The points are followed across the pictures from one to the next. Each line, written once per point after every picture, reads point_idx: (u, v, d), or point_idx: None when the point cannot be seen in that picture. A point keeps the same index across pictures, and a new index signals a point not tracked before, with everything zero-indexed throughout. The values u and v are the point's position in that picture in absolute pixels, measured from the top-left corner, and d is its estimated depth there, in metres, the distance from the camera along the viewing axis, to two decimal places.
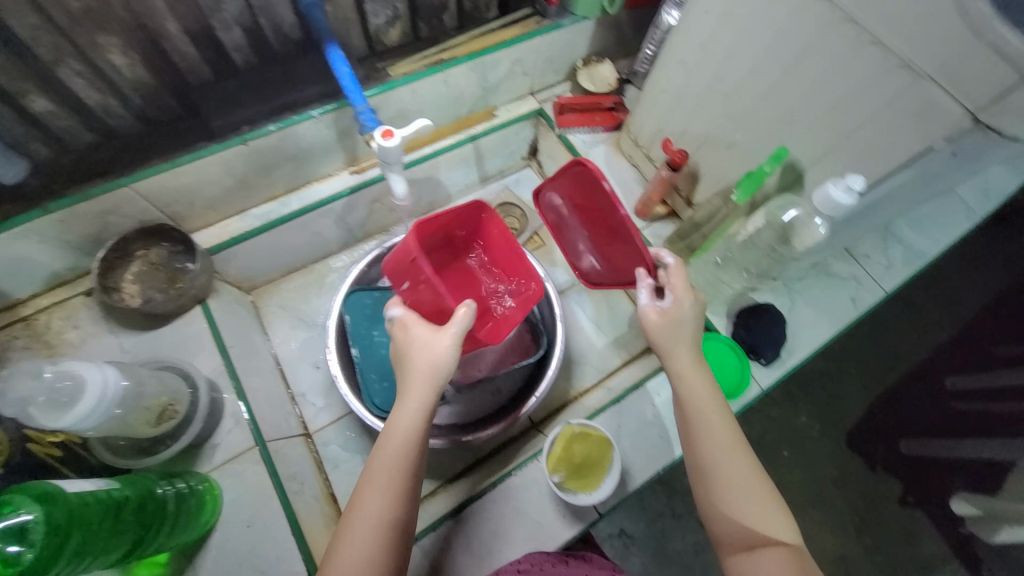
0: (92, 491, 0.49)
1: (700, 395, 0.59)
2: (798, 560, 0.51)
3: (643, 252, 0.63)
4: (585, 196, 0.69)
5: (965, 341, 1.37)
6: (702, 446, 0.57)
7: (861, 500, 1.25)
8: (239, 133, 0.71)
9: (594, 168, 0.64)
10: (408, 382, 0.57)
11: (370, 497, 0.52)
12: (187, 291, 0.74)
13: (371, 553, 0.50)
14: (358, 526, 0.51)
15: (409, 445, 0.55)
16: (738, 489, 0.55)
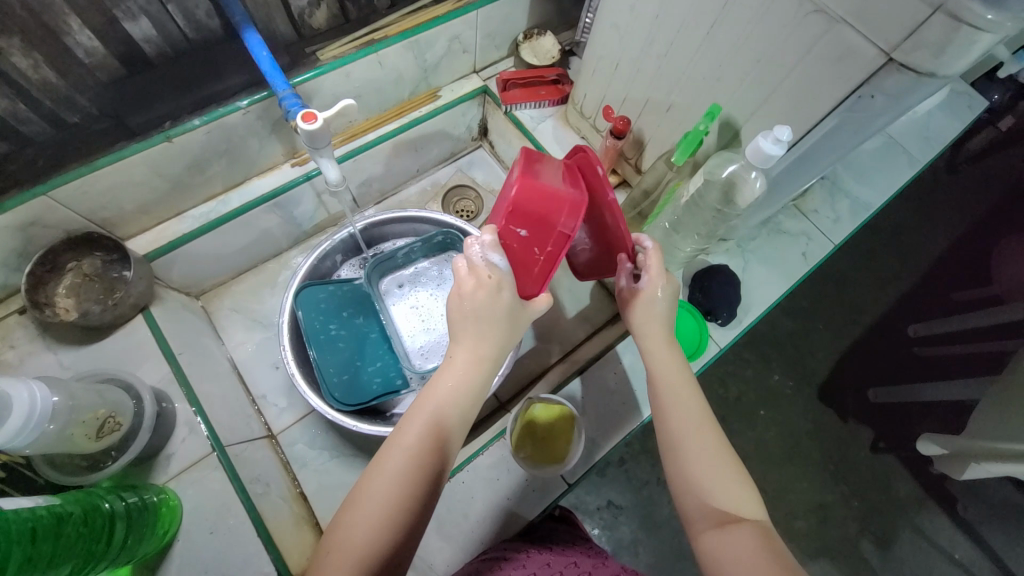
0: (30, 509, 0.47)
1: (670, 371, 0.59)
2: (766, 536, 0.50)
3: (623, 237, 0.61)
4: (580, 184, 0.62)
5: (921, 287, 1.42)
6: (672, 419, 0.57)
7: (835, 448, 1.30)
8: (161, 130, 0.68)
9: (594, 157, 0.56)
10: (463, 330, 0.54)
11: (409, 442, 0.49)
12: (125, 300, 0.71)
13: (395, 496, 0.47)
14: (387, 470, 0.48)
15: (459, 397, 0.53)
16: (708, 462, 0.54)
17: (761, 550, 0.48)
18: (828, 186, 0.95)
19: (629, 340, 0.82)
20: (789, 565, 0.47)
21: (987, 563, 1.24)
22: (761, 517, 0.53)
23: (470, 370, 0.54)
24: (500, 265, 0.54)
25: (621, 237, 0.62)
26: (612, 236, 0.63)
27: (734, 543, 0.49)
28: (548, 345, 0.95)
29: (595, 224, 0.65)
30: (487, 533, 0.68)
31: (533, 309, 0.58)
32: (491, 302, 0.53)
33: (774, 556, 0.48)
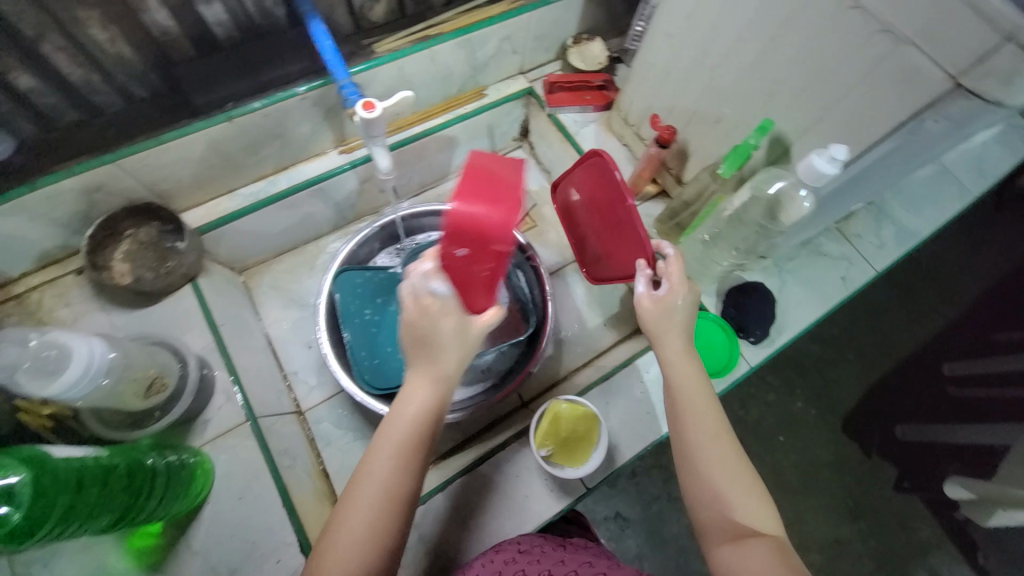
0: (80, 458, 0.50)
1: (688, 380, 0.58)
2: (783, 551, 0.49)
3: (645, 243, 0.63)
4: (603, 191, 0.69)
5: (961, 324, 1.37)
6: (689, 430, 0.56)
7: (855, 483, 1.26)
8: (223, 110, 0.71)
9: (610, 157, 0.66)
10: (426, 356, 0.55)
11: (381, 467, 0.52)
12: (176, 269, 0.74)
13: (374, 520, 0.50)
14: (364, 497, 0.51)
15: (424, 420, 0.54)
16: (724, 475, 0.53)
17: (778, 566, 0.48)
18: (875, 212, 0.93)
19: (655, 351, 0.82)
20: None
21: None
22: (779, 532, 0.52)
23: (432, 391, 0.55)
24: (443, 292, 0.53)
25: (636, 242, 0.65)
26: (627, 242, 0.68)
27: (749, 558, 0.49)
28: (574, 348, 0.95)
29: (613, 229, 0.70)
30: (500, 528, 0.69)
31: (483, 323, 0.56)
32: (450, 332, 0.54)
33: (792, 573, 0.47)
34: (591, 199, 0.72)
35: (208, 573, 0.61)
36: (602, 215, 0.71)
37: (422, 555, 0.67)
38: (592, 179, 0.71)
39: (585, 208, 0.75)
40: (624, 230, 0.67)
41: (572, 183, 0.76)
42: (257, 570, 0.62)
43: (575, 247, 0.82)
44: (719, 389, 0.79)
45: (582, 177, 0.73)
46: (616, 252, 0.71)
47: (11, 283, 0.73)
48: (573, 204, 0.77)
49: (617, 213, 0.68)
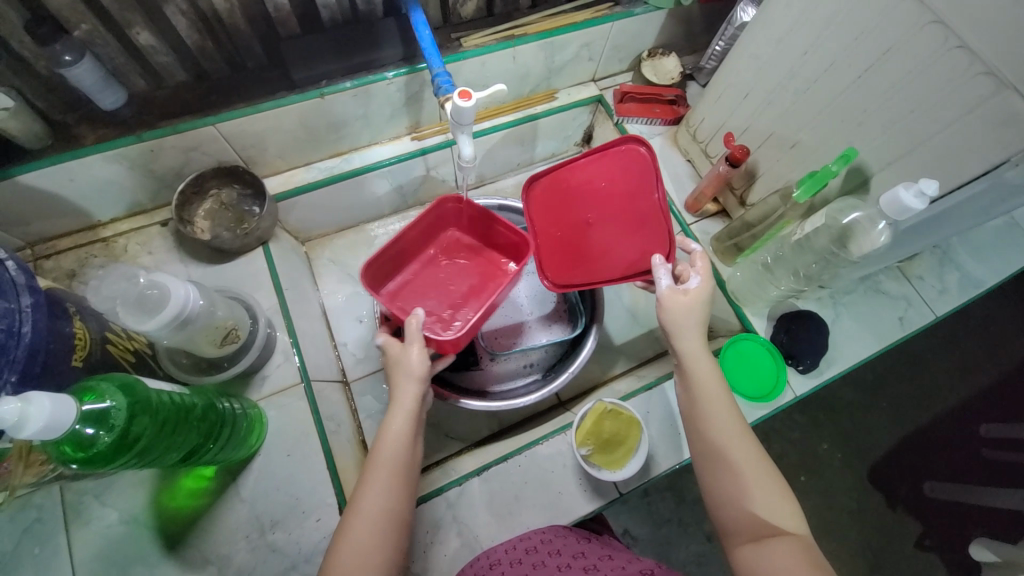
0: (169, 394, 0.53)
1: (706, 374, 0.59)
2: (805, 547, 0.48)
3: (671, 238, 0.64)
4: (619, 182, 0.69)
5: (1009, 385, 1.31)
6: (704, 424, 0.57)
7: (877, 535, 1.21)
8: (317, 86, 0.75)
9: (649, 147, 0.67)
10: (395, 390, 0.62)
11: (370, 494, 0.55)
12: (253, 232, 0.77)
13: (372, 544, 0.53)
14: (358, 523, 0.54)
15: (405, 442, 0.59)
16: (744, 471, 0.53)
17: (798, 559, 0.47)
18: (939, 255, 0.90)
19: None
20: None
21: None
22: (803, 531, 0.50)
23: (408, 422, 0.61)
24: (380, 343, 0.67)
25: (661, 236, 0.66)
26: (641, 237, 0.68)
27: (769, 554, 0.48)
28: (614, 356, 0.96)
29: (624, 225, 0.69)
30: (530, 520, 0.70)
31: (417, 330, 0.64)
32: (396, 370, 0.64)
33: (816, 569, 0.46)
34: (601, 190, 0.71)
35: (252, 521, 0.64)
36: (610, 209, 0.70)
37: (452, 536, 0.68)
38: (607, 167, 0.70)
39: (585, 200, 0.72)
40: (640, 224, 0.68)
41: (574, 171, 0.73)
42: (298, 525, 0.64)
43: (548, 244, 0.76)
44: (764, 414, 0.78)
45: (592, 164, 0.71)
46: (619, 248, 0.69)
47: (101, 226, 0.78)
48: (568, 193, 0.73)
49: (637, 206, 0.68)
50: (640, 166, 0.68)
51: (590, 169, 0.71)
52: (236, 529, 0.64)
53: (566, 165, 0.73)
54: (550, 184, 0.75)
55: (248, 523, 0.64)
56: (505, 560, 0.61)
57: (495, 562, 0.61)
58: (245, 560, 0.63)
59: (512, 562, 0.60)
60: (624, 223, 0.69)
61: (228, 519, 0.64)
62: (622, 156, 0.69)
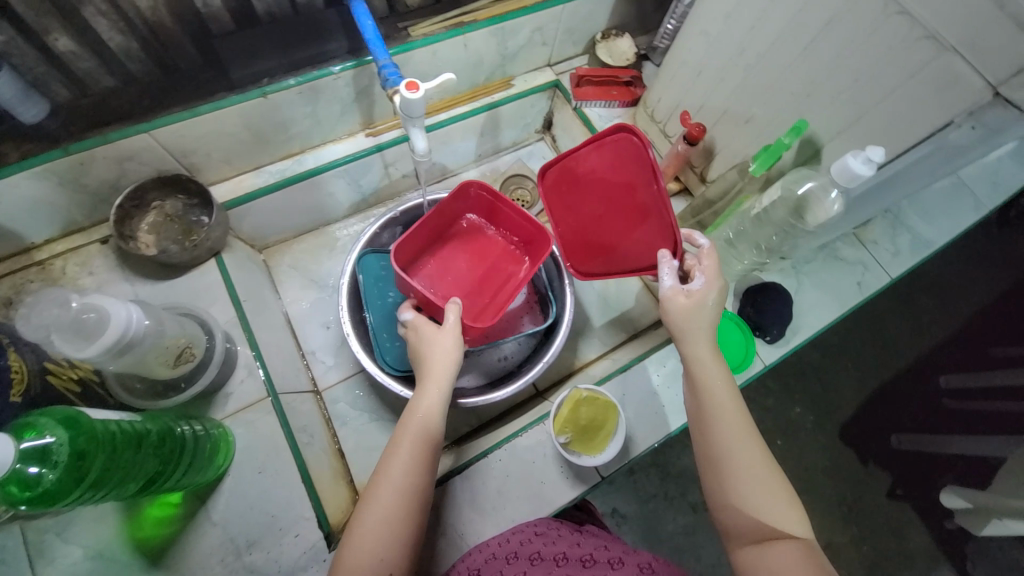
0: (117, 422, 0.50)
1: (709, 372, 0.58)
2: (814, 556, 0.47)
3: (677, 232, 0.62)
4: (622, 173, 0.67)
5: (962, 338, 1.39)
6: (713, 429, 0.55)
7: (850, 489, 1.27)
8: (259, 86, 0.72)
9: (641, 135, 0.62)
10: (429, 369, 0.62)
11: (394, 467, 0.55)
12: (203, 243, 0.73)
13: (392, 519, 0.52)
14: (380, 495, 0.53)
15: (430, 421, 0.58)
16: (750, 472, 0.52)
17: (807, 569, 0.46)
18: (891, 219, 0.93)
19: (656, 355, 0.81)
20: None
21: None
22: (807, 534, 0.50)
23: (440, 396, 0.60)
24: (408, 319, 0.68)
25: (664, 230, 0.64)
26: (647, 231, 0.67)
27: (773, 560, 0.48)
28: (589, 342, 0.96)
29: (629, 216, 0.69)
30: (515, 513, 0.70)
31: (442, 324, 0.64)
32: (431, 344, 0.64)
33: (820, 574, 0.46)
34: (607, 182, 0.69)
35: (227, 544, 0.62)
36: (617, 202, 0.69)
37: (439, 536, 0.68)
38: (609, 156, 0.67)
39: (590, 191, 0.71)
40: (645, 217, 0.67)
41: (579, 160, 0.70)
42: (277, 543, 0.62)
43: (568, 234, 0.75)
44: None
45: (594, 153, 0.68)
46: (627, 241, 0.69)
47: (34, 249, 0.73)
48: (573, 184, 0.72)
49: (639, 198, 0.67)
50: (636, 156, 0.64)
51: (591, 160, 0.69)
52: (210, 554, 0.61)
53: (570, 155, 0.70)
54: (554, 173, 0.73)
55: (223, 546, 0.62)
56: (500, 554, 0.60)
57: (489, 558, 0.60)
58: None
59: (508, 556, 0.59)
60: (628, 214, 0.69)
61: (200, 545, 0.61)
62: (619, 144, 0.65)
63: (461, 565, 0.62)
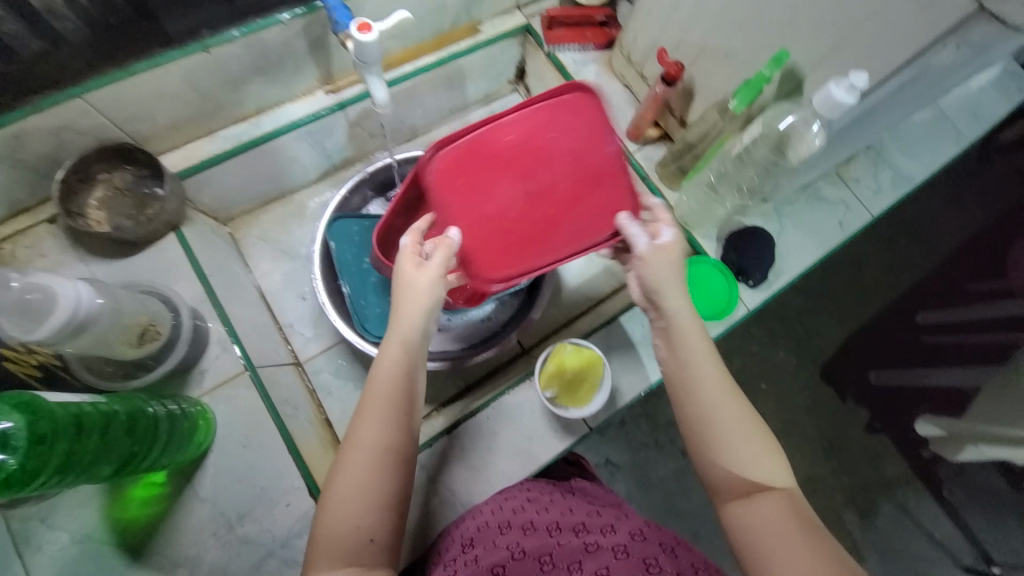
0: (77, 404, 0.48)
1: (688, 326, 0.57)
2: (794, 507, 0.49)
3: (637, 193, 0.61)
4: (559, 145, 0.62)
5: (941, 274, 1.40)
6: (694, 388, 0.54)
7: (831, 425, 1.32)
8: (199, 39, 0.65)
9: (590, 89, 0.61)
10: (393, 320, 0.59)
11: (362, 429, 0.53)
12: (159, 216, 0.70)
13: (367, 483, 0.51)
14: (352, 459, 0.52)
15: (396, 379, 0.55)
16: (733, 428, 0.52)
17: (791, 522, 0.48)
18: (873, 156, 0.91)
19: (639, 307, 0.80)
20: (818, 532, 0.47)
21: (965, 542, 1.27)
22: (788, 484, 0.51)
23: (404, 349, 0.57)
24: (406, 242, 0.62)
25: (622, 191, 0.62)
26: (586, 214, 0.62)
27: (759, 513, 0.49)
28: (572, 298, 0.95)
29: (578, 187, 0.62)
30: (507, 469, 0.70)
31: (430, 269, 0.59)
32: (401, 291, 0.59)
33: (802, 523, 0.48)
34: (535, 159, 0.62)
35: (218, 518, 0.61)
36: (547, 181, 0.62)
37: (431, 495, 0.69)
38: (543, 119, 0.62)
39: (519, 166, 0.62)
40: (586, 197, 0.62)
41: (502, 130, 0.62)
42: (268, 513, 0.62)
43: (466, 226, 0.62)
44: (717, 331, 0.80)
45: (523, 120, 0.62)
46: (556, 229, 0.62)
47: None
48: (494, 159, 0.62)
49: (589, 163, 0.62)
50: (583, 113, 0.61)
51: (517, 129, 0.61)
52: (201, 529, 0.61)
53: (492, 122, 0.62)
54: (470, 149, 0.62)
55: (213, 520, 0.61)
56: (493, 524, 0.59)
57: (482, 526, 0.60)
58: (217, 557, 0.60)
59: (501, 524, 0.59)
60: (574, 187, 0.62)
61: (190, 520, 0.61)
62: (559, 104, 0.61)
63: (453, 533, 0.62)
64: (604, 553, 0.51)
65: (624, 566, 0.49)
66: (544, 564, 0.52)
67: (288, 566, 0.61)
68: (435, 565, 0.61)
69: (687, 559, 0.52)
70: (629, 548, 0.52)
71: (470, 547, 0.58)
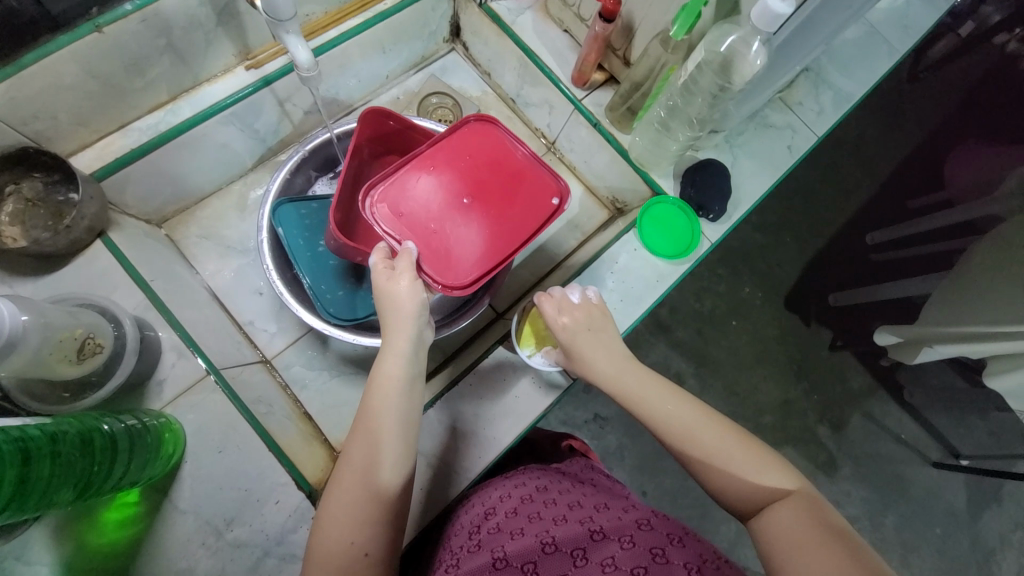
0: (21, 429, 0.44)
1: (639, 375, 0.59)
2: (817, 508, 0.46)
3: (557, 174, 0.68)
4: (470, 160, 0.68)
5: (885, 192, 1.47)
6: (664, 417, 0.55)
7: (799, 349, 1.38)
8: (89, 18, 0.59)
9: (481, 118, 0.70)
10: (388, 336, 0.61)
11: (357, 446, 0.54)
12: (78, 224, 0.63)
13: (357, 502, 0.51)
14: (345, 476, 0.52)
15: (388, 397, 0.56)
16: (724, 445, 0.51)
17: (813, 520, 0.44)
18: (813, 78, 0.92)
19: (607, 255, 0.80)
20: (846, 530, 0.44)
21: (927, 438, 1.38)
22: (805, 487, 0.48)
23: (399, 370, 0.58)
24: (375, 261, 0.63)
25: (546, 181, 0.69)
26: (522, 205, 0.68)
27: (785, 516, 0.45)
28: (538, 257, 0.95)
29: (508, 192, 0.68)
30: (498, 431, 0.71)
31: (397, 287, 0.61)
32: (387, 307, 0.62)
33: (828, 522, 0.44)
34: (455, 177, 0.67)
35: (204, 527, 0.59)
36: (477, 191, 0.68)
37: (426, 468, 0.68)
38: (453, 149, 0.68)
39: (451, 188, 0.67)
40: (515, 190, 0.68)
41: (423, 165, 0.67)
42: (257, 514, 0.60)
43: (426, 252, 0.65)
44: (684, 269, 0.81)
45: (428, 159, 0.68)
46: (506, 226, 0.67)
47: None
48: (428, 188, 0.67)
49: (509, 172, 0.69)
50: (482, 137, 0.69)
51: (433, 161, 0.67)
52: (188, 541, 0.58)
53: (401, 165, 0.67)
54: (400, 185, 0.66)
55: (200, 530, 0.59)
56: (499, 510, 0.60)
57: (489, 513, 0.60)
58: (209, 566, 0.58)
59: (508, 511, 0.59)
60: (506, 192, 0.68)
61: (174, 534, 0.58)
62: (460, 135, 0.69)
63: (460, 519, 0.63)
64: (609, 542, 0.51)
65: (630, 556, 0.49)
66: (546, 546, 0.52)
67: (287, 562, 0.60)
68: (442, 550, 0.61)
69: (695, 549, 0.50)
70: (636, 537, 0.51)
71: (476, 535, 0.58)
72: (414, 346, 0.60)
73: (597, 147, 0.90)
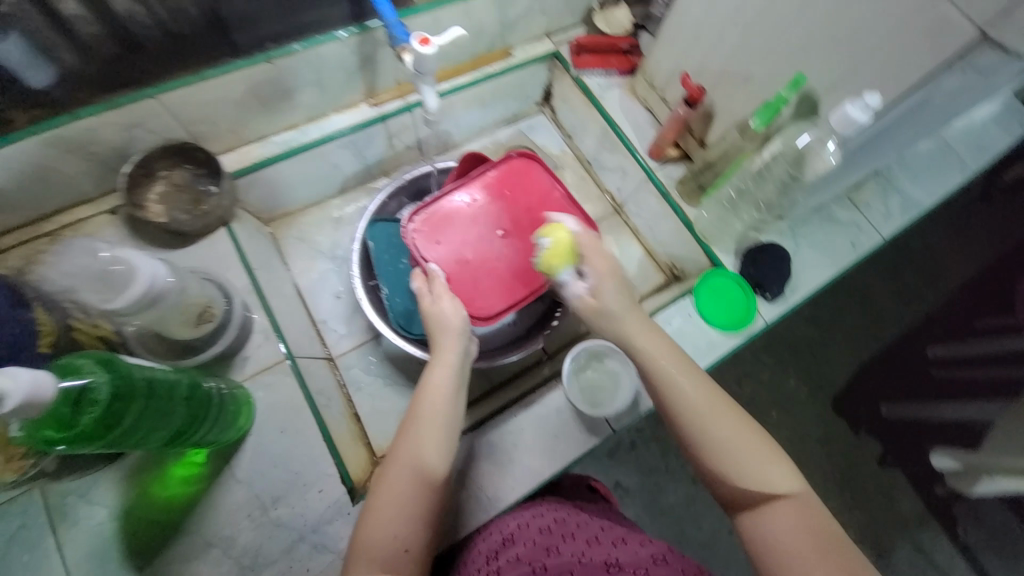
0: (151, 370, 0.51)
1: (668, 360, 0.58)
2: (810, 513, 0.50)
3: (586, 217, 0.75)
4: (508, 196, 0.77)
5: (951, 307, 1.42)
6: (684, 405, 0.55)
7: (843, 460, 1.31)
8: (263, 50, 0.72)
9: (524, 155, 0.78)
10: (436, 348, 0.64)
11: (403, 447, 0.57)
12: (213, 211, 0.75)
13: (402, 501, 0.54)
14: (392, 475, 0.55)
15: (436, 401, 0.59)
16: (736, 443, 0.53)
17: (807, 529, 0.48)
18: (882, 182, 0.95)
19: (661, 315, 0.83)
20: (834, 538, 0.48)
21: None
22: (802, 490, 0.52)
23: (445, 376, 0.61)
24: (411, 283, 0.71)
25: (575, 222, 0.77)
26: None
27: (779, 522, 0.49)
28: None
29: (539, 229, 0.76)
30: (533, 464, 0.72)
31: (441, 309, 0.66)
32: (439, 319, 0.66)
33: (822, 533, 0.48)
34: (494, 211, 0.76)
35: (254, 500, 0.63)
36: (512, 225, 0.76)
37: (461, 488, 0.70)
38: (493, 184, 0.77)
39: (488, 222, 0.76)
40: None
41: (464, 197, 0.76)
42: (301, 498, 0.64)
43: (457, 276, 0.73)
44: (736, 342, 0.82)
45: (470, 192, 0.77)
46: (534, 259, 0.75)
47: (43, 219, 0.73)
48: (467, 220, 0.75)
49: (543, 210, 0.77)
50: (522, 173, 0.78)
51: (474, 195, 0.77)
52: (236, 511, 0.62)
53: (445, 196, 0.76)
54: (442, 215, 0.75)
55: (249, 501, 0.63)
56: (518, 539, 0.61)
57: (508, 540, 0.62)
58: (249, 539, 0.61)
59: (528, 541, 0.60)
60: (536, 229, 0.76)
61: (227, 501, 0.63)
62: (503, 171, 0.78)
63: (478, 545, 0.64)
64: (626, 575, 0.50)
65: None
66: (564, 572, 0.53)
67: (319, 551, 0.62)
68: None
69: None
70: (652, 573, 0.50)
71: (495, 560, 0.59)
72: (460, 358, 0.63)
73: (664, 216, 0.96)
